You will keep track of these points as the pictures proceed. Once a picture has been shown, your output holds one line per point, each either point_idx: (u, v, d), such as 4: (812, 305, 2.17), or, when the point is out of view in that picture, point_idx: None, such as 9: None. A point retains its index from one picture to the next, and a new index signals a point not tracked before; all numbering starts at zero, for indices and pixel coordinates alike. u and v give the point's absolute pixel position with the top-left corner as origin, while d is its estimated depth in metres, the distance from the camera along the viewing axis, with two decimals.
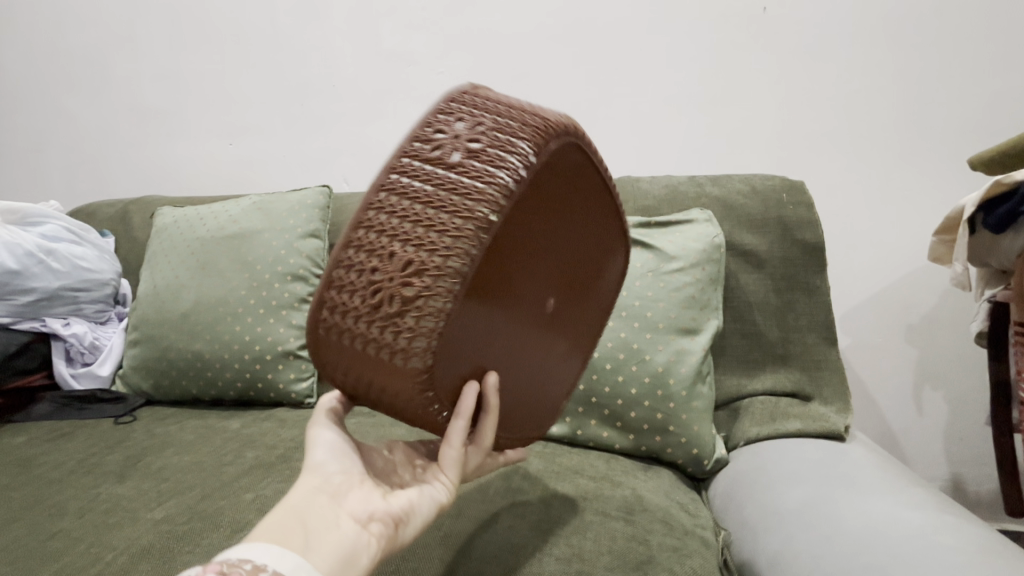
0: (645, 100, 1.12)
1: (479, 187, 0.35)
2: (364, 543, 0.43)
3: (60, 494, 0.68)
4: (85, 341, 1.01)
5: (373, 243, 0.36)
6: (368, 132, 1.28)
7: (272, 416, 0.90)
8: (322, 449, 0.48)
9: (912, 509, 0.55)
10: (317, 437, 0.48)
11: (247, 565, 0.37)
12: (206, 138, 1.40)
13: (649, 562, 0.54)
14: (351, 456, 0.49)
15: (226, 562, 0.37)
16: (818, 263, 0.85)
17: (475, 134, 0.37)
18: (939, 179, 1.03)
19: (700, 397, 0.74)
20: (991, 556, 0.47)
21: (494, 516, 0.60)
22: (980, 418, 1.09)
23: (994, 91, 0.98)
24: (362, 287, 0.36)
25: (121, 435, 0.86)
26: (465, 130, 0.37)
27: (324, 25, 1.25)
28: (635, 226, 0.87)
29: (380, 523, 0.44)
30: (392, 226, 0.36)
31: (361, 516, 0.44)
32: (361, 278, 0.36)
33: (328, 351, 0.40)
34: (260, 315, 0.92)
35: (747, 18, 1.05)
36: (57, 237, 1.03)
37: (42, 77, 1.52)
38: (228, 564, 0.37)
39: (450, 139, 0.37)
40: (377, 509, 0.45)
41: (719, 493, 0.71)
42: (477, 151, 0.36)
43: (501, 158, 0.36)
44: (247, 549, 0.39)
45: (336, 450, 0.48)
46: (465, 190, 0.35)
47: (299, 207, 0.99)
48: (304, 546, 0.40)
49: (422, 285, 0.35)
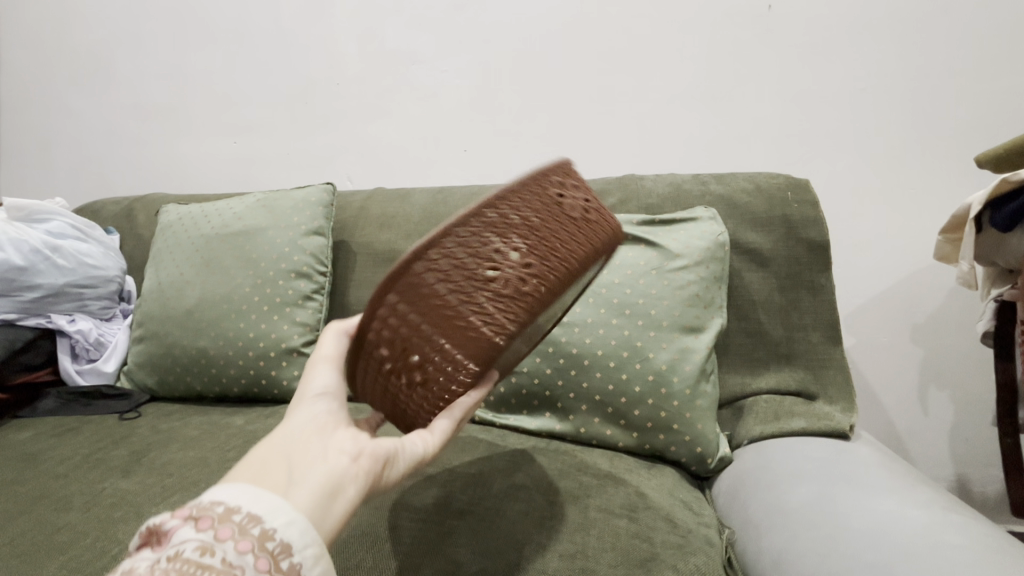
0: (649, 98, 1.12)
1: (590, 235, 0.46)
2: (352, 475, 0.40)
3: (65, 488, 0.69)
4: (90, 337, 1.02)
5: (496, 231, 0.42)
6: (372, 131, 1.28)
7: (275, 413, 0.90)
8: (312, 391, 0.45)
9: (918, 508, 0.55)
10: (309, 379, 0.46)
11: (218, 507, 0.34)
12: (210, 137, 1.40)
13: (653, 560, 0.54)
14: (341, 405, 0.46)
15: (196, 506, 0.35)
16: (823, 261, 0.84)
17: (589, 201, 0.48)
18: (945, 178, 1.03)
19: (704, 395, 0.74)
20: (997, 554, 0.47)
21: (499, 513, 0.60)
22: (986, 417, 1.08)
23: (1001, 90, 0.98)
24: (488, 254, 0.41)
25: (126, 430, 0.86)
26: (584, 194, 0.48)
27: (328, 23, 1.25)
28: (639, 224, 0.87)
29: (370, 459, 0.42)
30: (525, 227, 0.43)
31: (350, 451, 0.41)
32: (486, 244, 0.41)
33: (417, 288, 0.42)
34: (264, 312, 0.93)
35: (753, 16, 1.05)
36: (62, 234, 1.03)
37: (48, 76, 1.52)
38: (197, 506, 0.34)
39: (576, 193, 0.47)
40: (367, 445, 0.42)
41: (724, 491, 0.71)
42: (588, 213, 0.47)
43: (601, 223, 0.48)
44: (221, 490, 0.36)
45: (326, 395, 0.45)
46: (583, 232, 0.46)
47: (303, 204, 1.00)
48: (284, 484, 0.37)
49: (528, 290, 0.42)
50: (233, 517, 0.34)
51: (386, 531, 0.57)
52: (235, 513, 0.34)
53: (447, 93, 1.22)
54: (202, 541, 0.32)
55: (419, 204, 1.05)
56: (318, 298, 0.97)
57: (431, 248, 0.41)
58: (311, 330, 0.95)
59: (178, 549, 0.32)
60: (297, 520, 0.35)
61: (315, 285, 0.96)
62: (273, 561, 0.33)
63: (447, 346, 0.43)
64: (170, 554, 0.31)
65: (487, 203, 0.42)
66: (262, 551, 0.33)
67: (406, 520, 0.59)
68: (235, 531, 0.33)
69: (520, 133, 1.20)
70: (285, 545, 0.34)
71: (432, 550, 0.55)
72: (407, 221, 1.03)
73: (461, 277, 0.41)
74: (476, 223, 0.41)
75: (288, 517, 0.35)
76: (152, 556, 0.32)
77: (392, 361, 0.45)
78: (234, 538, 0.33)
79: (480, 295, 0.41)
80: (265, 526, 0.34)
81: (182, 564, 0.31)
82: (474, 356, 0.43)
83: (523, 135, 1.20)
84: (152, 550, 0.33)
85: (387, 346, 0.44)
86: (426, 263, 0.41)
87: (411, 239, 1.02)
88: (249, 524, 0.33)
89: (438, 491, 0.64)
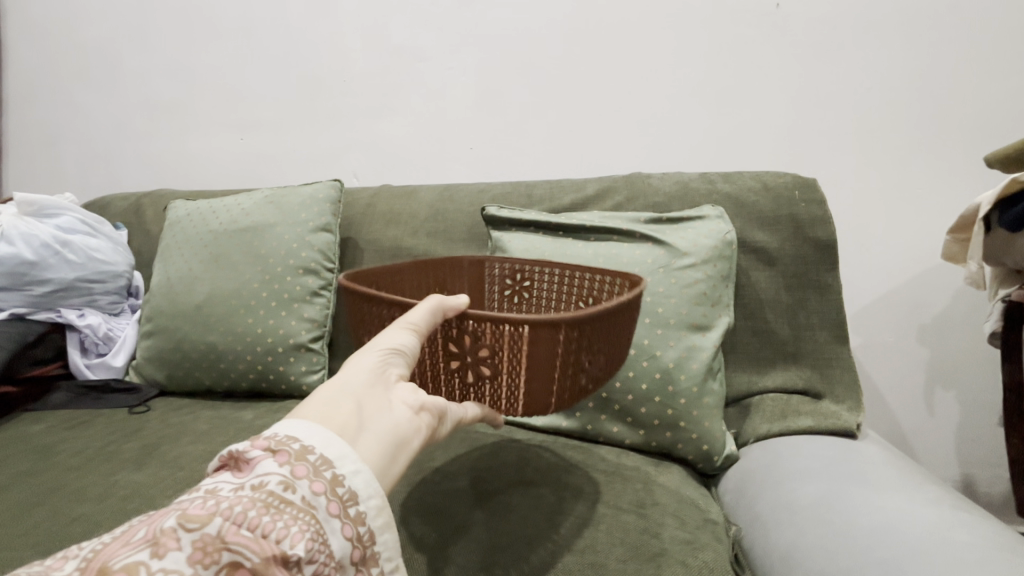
0: (656, 96, 1.12)
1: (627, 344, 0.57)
2: (413, 430, 0.44)
3: (78, 480, 0.69)
4: (99, 331, 1.02)
5: (610, 331, 0.48)
6: (379, 128, 1.28)
7: (284, 408, 0.91)
8: (385, 348, 0.45)
9: (928, 506, 0.55)
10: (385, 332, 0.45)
11: (294, 445, 0.37)
12: (217, 133, 1.41)
13: (661, 555, 0.54)
14: (409, 363, 0.46)
15: (275, 440, 0.37)
16: (830, 260, 0.84)
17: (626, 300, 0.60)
18: (953, 178, 1.02)
19: (711, 393, 0.75)
20: (1006, 552, 0.47)
21: (508, 506, 0.60)
22: (992, 417, 1.08)
23: (1010, 89, 0.98)
24: (595, 347, 0.47)
25: (136, 424, 0.87)
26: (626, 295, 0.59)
27: (334, 20, 1.26)
28: (646, 222, 0.87)
29: (428, 414, 0.46)
30: (623, 332, 0.50)
31: (412, 407, 0.45)
32: (598, 340, 0.47)
33: (541, 343, 0.44)
34: (272, 308, 0.93)
35: (760, 14, 1.05)
36: (72, 229, 1.04)
37: (57, 72, 1.53)
38: (276, 441, 0.37)
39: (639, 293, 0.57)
40: (427, 401, 0.46)
41: (730, 489, 0.71)
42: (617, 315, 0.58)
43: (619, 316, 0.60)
44: (295, 428, 0.39)
45: (397, 356, 0.45)
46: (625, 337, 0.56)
47: (311, 200, 1.00)
48: (354, 430, 0.40)
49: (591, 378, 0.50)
50: (309, 457, 0.36)
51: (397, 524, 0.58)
52: (310, 453, 0.37)
53: (453, 90, 1.22)
54: (283, 477, 0.35)
55: (427, 202, 1.05)
56: (325, 294, 0.97)
57: (577, 322, 0.44)
58: (319, 326, 0.95)
59: (263, 481, 0.34)
60: (364, 471, 0.38)
61: (322, 282, 0.97)
62: (341, 506, 0.36)
63: (515, 386, 0.47)
64: (255, 484, 0.34)
65: (623, 304, 0.47)
66: (333, 494, 0.36)
67: (416, 514, 0.59)
68: (311, 472, 0.36)
69: (526, 131, 1.20)
70: (352, 492, 0.37)
71: (442, 544, 0.55)
72: (414, 218, 1.04)
73: (572, 354, 0.46)
74: (602, 320, 0.46)
75: (355, 467, 0.38)
76: (235, 481, 0.35)
77: (468, 353, 0.47)
78: (309, 479, 0.35)
79: (564, 371, 0.47)
80: (336, 472, 0.37)
81: (265, 496, 0.33)
82: (523, 407, 0.48)
83: (529, 133, 1.20)
84: (233, 475, 0.36)
85: (474, 344, 0.46)
86: (564, 331, 0.44)
87: (418, 236, 1.02)
88: (323, 468, 0.36)
89: (447, 485, 0.64)
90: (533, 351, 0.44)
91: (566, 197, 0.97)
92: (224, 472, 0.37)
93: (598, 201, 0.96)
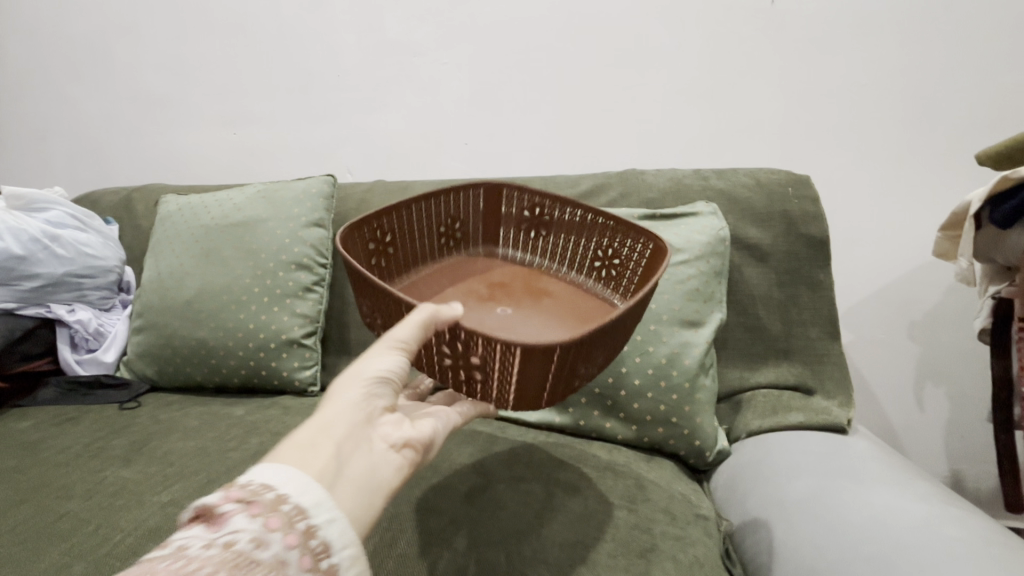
0: (651, 92, 1.12)
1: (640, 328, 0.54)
2: (394, 468, 0.45)
3: (66, 476, 0.69)
4: (89, 327, 1.01)
5: (610, 337, 0.46)
6: (372, 122, 1.27)
7: (275, 404, 0.91)
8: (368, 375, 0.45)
9: (916, 501, 0.55)
10: (372, 355, 0.46)
11: (269, 494, 0.37)
12: (209, 126, 1.39)
13: (652, 550, 0.55)
14: (393, 387, 0.47)
15: (247, 491, 0.36)
16: (822, 257, 0.85)
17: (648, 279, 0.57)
18: (945, 176, 1.03)
19: (703, 389, 0.75)
20: (993, 547, 0.48)
21: (499, 501, 0.61)
22: (981, 413, 1.09)
23: (1001, 87, 0.98)
24: (590, 357, 0.46)
25: (126, 420, 0.86)
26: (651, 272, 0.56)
27: (327, 13, 1.25)
28: (640, 218, 0.87)
29: (411, 450, 0.47)
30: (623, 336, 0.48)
31: (393, 442, 0.46)
32: (595, 351, 0.46)
33: (535, 363, 0.43)
34: (264, 303, 0.93)
35: (755, 10, 1.05)
36: (61, 224, 1.03)
37: (46, 64, 1.51)
38: (251, 490, 0.36)
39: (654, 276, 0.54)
40: (411, 438, 0.47)
41: (721, 484, 0.72)
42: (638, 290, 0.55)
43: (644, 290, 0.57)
44: (273, 473, 0.38)
45: (381, 381, 0.46)
46: None
47: (303, 195, 0.99)
48: (332, 474, 0.40)
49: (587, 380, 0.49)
50: (282, 508, 0.36)
51: (388, 521, 0.58)
52: (284, 503, 0.36)
53: (447, 85, 1.21)
54: (255, 533, 0.34)
55: None
56: (318, 290, 0.97)
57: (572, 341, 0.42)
58: (311, 322, 0.95)
59: (233, 539, 0.33)
60: (338, 520, 0.38)
61: (315, 277, 0.96)
62: (314, 560, 0.35)
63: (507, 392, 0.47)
64: (227, 541, 0.33)
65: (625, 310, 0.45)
66: (306, 547, 0.36)
67: (407, 510, 0.59)
68: (285, 524, 0.35)
69: (521, 126, 1.20)
70: (325, 544, 0.36)
71: (432, 540, 0.55)
72: None
73: (567, 367, 0.45)
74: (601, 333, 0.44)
75: (329, 516, 0.37)
76: (207, 536, 0.34)
77: (457, 361, 0.47)
78: (283, 532, 0.35)
79: (557, 381, 0.46)
80: (309, 523, 0.37)
81: (241, 554, 0.33)
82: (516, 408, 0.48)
83: (524, 128, 1.20)
84: (204, 528, 0.34)
85: (463, 354, 0.46)
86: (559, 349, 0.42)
87: None
88: (297, 520, 0.36)
89: (439, 480, 0.64)
90: (524, 369, 0.43)
91: (560, 193, 0.97)
92: (193, 525, 0.35)
93: (592, 197, 0.96)
